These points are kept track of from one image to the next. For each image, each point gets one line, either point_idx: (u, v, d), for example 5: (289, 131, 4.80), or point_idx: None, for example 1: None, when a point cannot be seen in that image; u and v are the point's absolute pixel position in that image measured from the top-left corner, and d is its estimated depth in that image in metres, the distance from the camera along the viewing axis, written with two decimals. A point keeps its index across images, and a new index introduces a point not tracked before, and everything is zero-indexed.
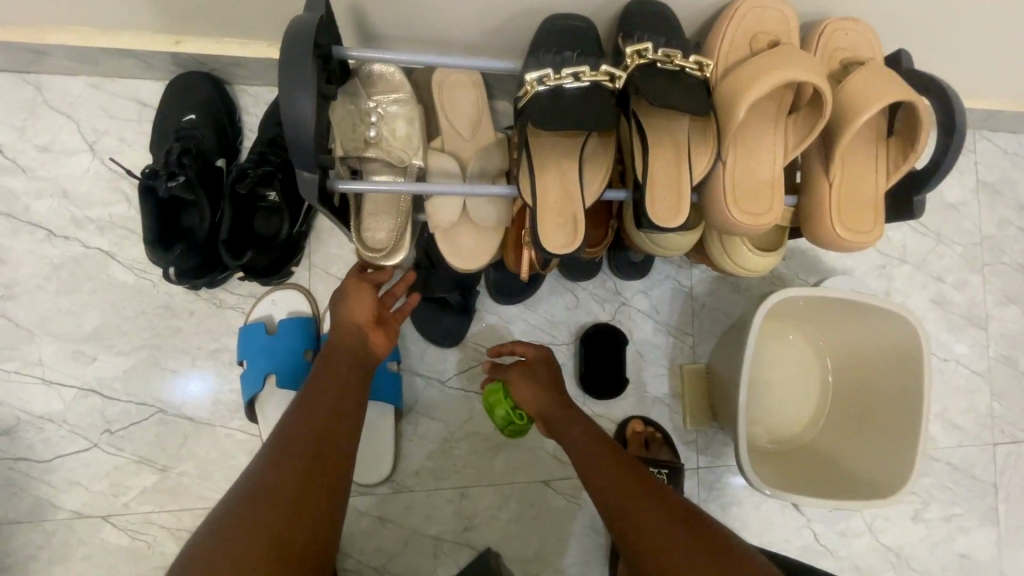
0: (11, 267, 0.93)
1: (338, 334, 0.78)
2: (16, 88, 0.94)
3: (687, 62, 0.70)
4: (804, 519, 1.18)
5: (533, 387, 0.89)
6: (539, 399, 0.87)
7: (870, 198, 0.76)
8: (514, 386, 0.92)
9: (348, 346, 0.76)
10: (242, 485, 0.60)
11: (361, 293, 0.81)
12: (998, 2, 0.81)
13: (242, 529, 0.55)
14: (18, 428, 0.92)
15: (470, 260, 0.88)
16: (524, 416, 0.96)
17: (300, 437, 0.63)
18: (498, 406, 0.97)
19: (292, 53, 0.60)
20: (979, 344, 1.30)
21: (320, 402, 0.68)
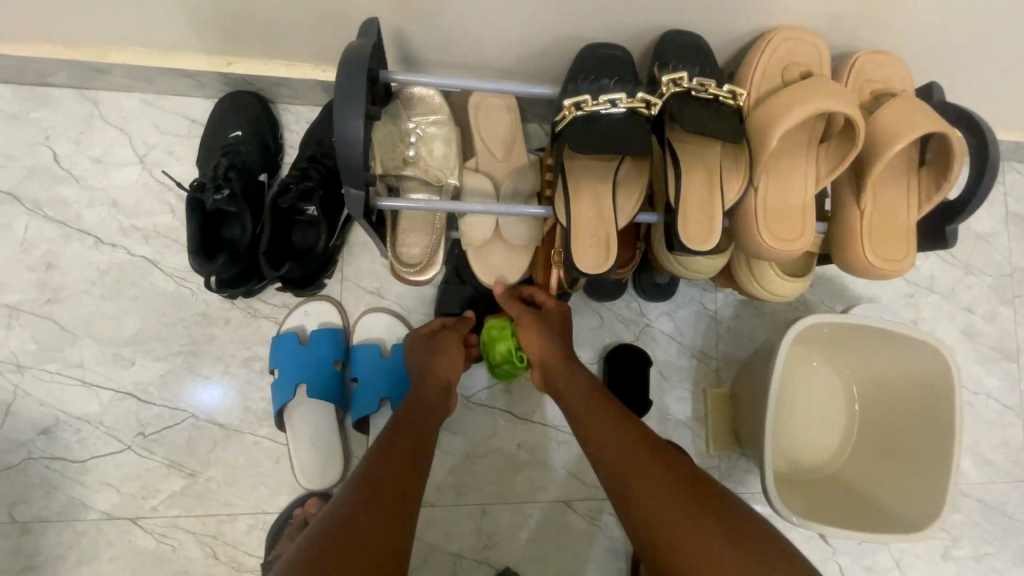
0: (60, 272, 0.97)
1: (431, 383, 0.84)
2: (75, 103, 0.99)
3: (721, 90, 0.72)
4: (828, 550, 1.16)
5: (545, 337, 0.87)
6: (550, 353, 0.85)
7: (901, 227, 0.77)
8: (523, 330, 0.88)
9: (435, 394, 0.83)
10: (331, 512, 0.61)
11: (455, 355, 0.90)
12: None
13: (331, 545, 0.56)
14: (56, 427, 0.94)
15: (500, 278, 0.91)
16: (524, 359, 0.92)
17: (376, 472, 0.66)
18: (500, 342, 0.91)
19: (348, 77, 0.63)
20: (1010, 378, 1.27)
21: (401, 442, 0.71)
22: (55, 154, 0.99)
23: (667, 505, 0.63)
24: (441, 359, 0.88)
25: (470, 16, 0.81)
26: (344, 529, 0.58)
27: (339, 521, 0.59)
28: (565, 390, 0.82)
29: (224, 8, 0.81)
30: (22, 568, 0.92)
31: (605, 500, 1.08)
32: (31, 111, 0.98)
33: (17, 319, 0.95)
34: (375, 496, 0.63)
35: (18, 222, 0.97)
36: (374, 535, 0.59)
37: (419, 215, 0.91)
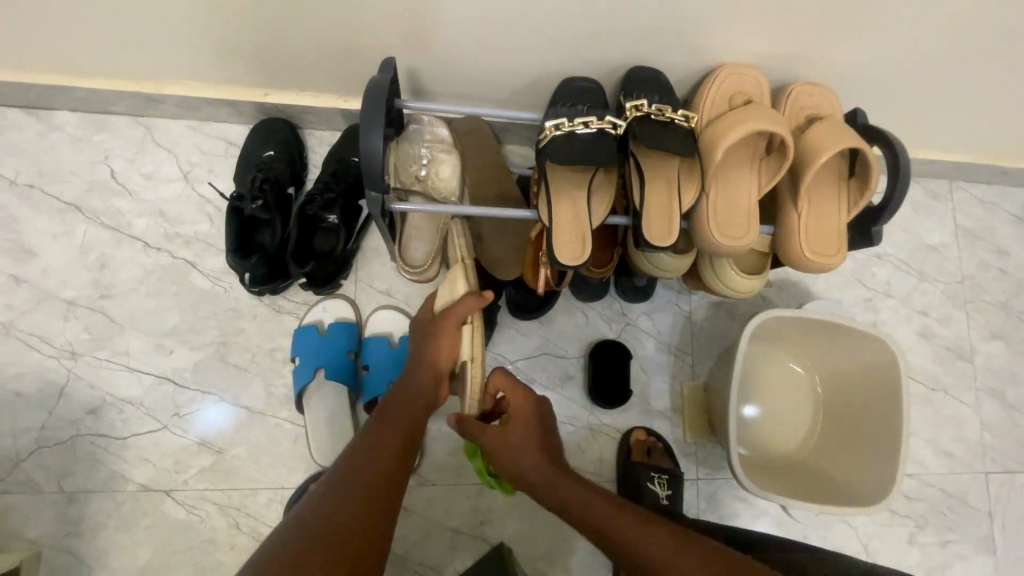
0: (113, 272, 1.11)
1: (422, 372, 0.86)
2: (131, 127, 1.16)
3: (676, 115, 0.88)
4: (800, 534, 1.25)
5: (517, 456, 0.84)
6: (533, 466, 0.83)
7: (833, 227, 0.91)
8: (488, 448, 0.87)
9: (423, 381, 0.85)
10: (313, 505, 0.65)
11: (449, 340, 0.88)
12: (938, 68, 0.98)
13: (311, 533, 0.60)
14: (103, 408, 1.07)
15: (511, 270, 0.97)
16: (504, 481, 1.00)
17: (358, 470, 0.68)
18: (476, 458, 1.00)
19: (370, 103, 0.78)
20: (966, 376, 1.38)
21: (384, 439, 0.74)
22: (112, 171, 1.14)
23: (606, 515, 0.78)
24: (437, 343, 0.88)
25: (469, 54, 0.97)
26: (332, 512, 0.63)
27: (330, 506, 0.64)
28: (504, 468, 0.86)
29: (265, 47, 0.98)
30: (67, 533, 1.03)
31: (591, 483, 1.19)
32: (94, 135, 1.15)
33: (73, 311, 1.09)
34: (365, 483, 0.67)
35: (78, 229, 1.12)
36: (360, 519, 0.63)
37: (424, 221, 1.05)
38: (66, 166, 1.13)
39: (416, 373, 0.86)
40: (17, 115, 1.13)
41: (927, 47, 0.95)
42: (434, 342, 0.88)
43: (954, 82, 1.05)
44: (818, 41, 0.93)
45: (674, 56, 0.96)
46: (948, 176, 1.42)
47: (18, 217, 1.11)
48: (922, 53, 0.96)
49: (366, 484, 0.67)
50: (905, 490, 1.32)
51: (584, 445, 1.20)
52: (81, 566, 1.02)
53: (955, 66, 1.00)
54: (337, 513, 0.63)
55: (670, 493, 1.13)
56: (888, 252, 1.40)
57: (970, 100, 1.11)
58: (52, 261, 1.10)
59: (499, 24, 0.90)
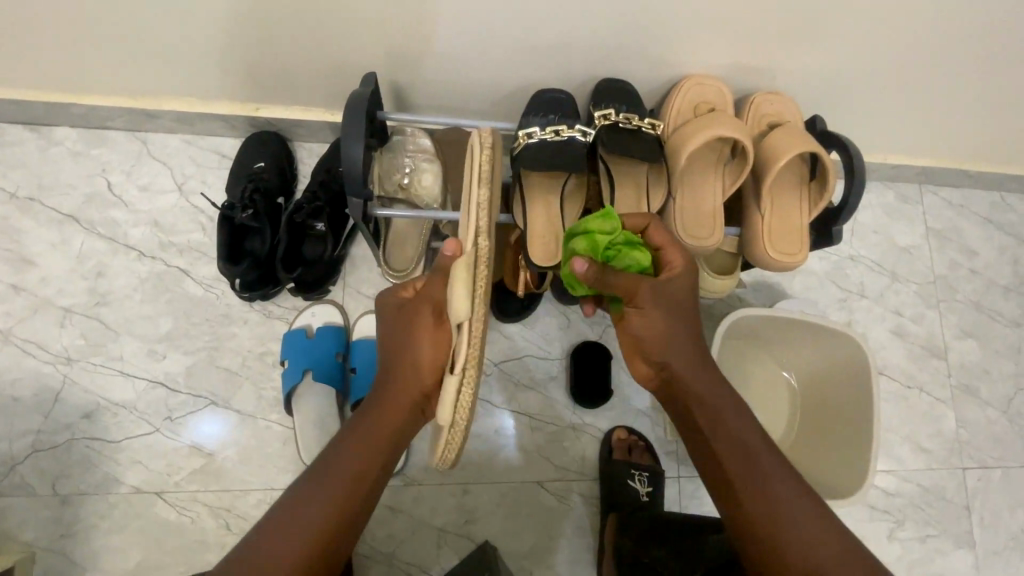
0: (109, 280, 1.15)
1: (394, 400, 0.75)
2: (127, 142, 1.21)
3: (643, 123, 0.93)
4: None
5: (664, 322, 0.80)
6: (666, 339, 0.80)
7: (796, 228, 0.96)
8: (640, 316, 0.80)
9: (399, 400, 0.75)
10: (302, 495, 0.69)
11: (421, 345, 0.74)
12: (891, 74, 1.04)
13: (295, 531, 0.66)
14: (97, 411, 1.10)
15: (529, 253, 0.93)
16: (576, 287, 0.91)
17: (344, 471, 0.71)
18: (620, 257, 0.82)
19: (352, 114, 0.83)
20: (940, 373, 1.42)
21: (370, 440, 0.73)
22: (108, 183, 1.19)
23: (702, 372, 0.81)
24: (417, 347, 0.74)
25: (449, 69, 1.03)
26: (274, 552, 0.64)
27: (273, 547, 0.64)
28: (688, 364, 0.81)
29: (255, 64, 1.03)
30: (60, 535, 1.05)
31: (574, 481, 1.21)
32: (92, 149, 1.20)
33: (70, 319, 1.13)
34: (316, 533, 0.66)
35: (75, 239, 1.16)
36: (302, 569, 0.64)
37: (408, 226, 1.10)
38: (65, 179, 1.18)
39: (382, 407, 0.75)
40: (19, 131, 1.18)
41: (881, 56, 1.00)
42: (416, 345, 0.75)
43: (910, 90, 1.10)
44: (777, 52, 0.98)
45: (641, 68, 1.01)
46: (917, 180, 1.47)
47: (18, 228, 1.15)
48: (878, 62, 1.02)
49: (314, 526, 0.66)
50: (883, 485, 1.34)
51: (567, 444, 1.23)
52: (74, 567, 1.05)
53: (909, 75, 1.05)
54: (282, 564, 0.63)
55: (650, 489, 1.17)
56: (861, 253, 1.45)
57: (929, 107, 1.17)
58: (50, 270, 1.14)
59: (475, 39, 0.96)
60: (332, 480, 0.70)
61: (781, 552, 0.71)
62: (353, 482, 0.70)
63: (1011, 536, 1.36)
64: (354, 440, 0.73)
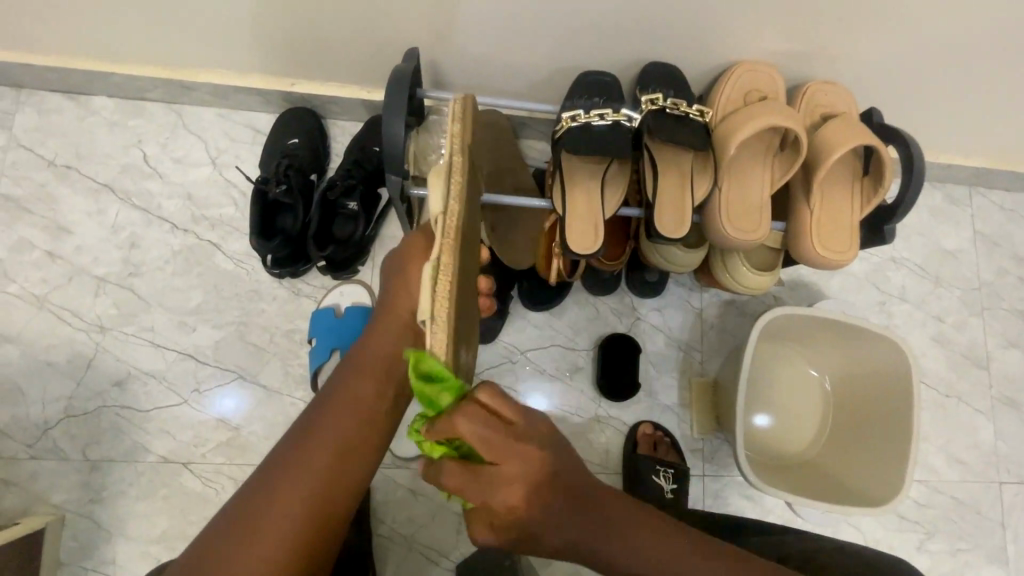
0: (142, 251, 1.16)
1: (388, 325, 0.74)
2: (163, 113, 1.21)
3: (691, 110, 0.90)
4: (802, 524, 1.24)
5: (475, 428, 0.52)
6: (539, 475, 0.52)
7: (846, 225, 0.92)
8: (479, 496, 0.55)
9: (399, 320, 0.74)
10: (309, 426, 0.68)
11: (414, 268, 0.75)
12: (952, 65, 0.99)
13: (307, 463, 0.65)
14: (128, 380, 1.12)
15: (574, 239, 0.90)
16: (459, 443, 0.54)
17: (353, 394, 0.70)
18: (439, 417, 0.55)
19: (394, 88, 0.81)
20: (981, 383, 1.37)
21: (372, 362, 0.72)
22: (144, 155, 1.19)
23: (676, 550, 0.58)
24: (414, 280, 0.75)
25: (489, 47, 1.00)
26: (279, 495, 0.62)
27: (290, 485, 0.61)
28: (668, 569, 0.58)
29: (295, 37, 1.02)
30: (89, 500, 1.07)
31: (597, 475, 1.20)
32: (129, 120, 1.20)
33: (104, 288, 1.14)
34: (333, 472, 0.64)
35: (111, 209, 1.17)
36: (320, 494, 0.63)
37: None
38: (101, 149, 1.18)
39: (384, 327, 0.74)
40: (59, 99, 1.19)
41: (948, 46, 0.94)
42: (408, 275, 0.75)
43: (974, 84, 1.04)
44: (834, 39, 0.93)
45: (689, 52, 0.98)
46: (968, 181, 1.41)
47: (55, 196, 1.16)
48: (942, 55, 0.96)
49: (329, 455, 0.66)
50: (915, 496, 1.30)
51: (592, 437, 1.21)
52: (101, 532, 1.07)
53: (976, 68, 1.00)
54: (288, 519, 0.60)
55: (674, 486, 1.15)
56: (904, 256, 1.39)
57: (992, 104, 1.11)
58: (86, 239, 1.15)
59: (519, 17, 0.93)
60: (339, 413, 0.68)
61: None
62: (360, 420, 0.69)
63: None
64: (357, 381, 0.71)
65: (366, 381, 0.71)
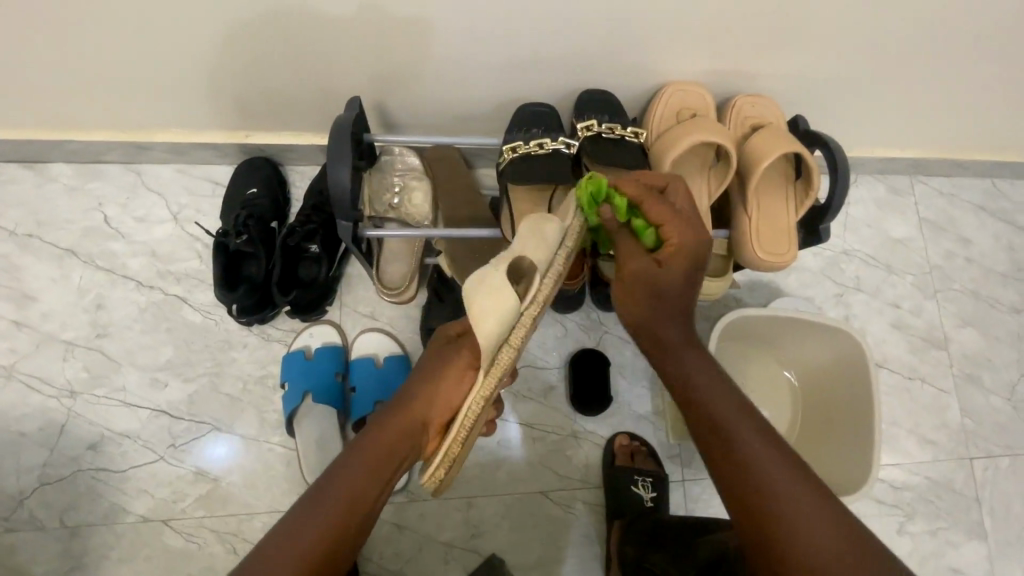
0: (109, 311, 1.17)
1: (404, 420, 0.76)
2: (122, 174, 1.23)
3: (625, 132, 0.94)
4: None
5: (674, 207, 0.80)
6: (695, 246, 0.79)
7: (783, 228, 0.97)
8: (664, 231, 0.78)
9: (416, 418, 0.77)
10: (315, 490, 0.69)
11: (451, 374, 0.81)
12: (867, 69, 1.05)
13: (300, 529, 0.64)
14: (102, 442, 1.11)
15: None
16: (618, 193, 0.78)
17: (361, 473, 0.71)
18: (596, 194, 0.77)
19: (336, 139, 0.84)
20: (941, 363, 1.42)
21: (380, 441, 0.74)
22: (106, 217, 1.21)
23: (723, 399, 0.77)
24: (441, 380, 0.80)
25: (435, 88, 1.05)
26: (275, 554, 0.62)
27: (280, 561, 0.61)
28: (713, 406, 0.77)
29: (245, 92, 1.05)
30: (70, 568, 1.06)
31: (579, 490, 1.22)
32: (88, 184, 1.22)
33: (72, 352, 1.15)
34: (324, 539, 0.64)
35: (75, 273, 1.18)
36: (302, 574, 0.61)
37: (401, 245, 1.10)
38: (63, 215, 1.20)
39: (402, 417, 0.77)
40: (16, 169, 1.20)
41: (859, 53, 1.01)
42: (440, 378, 0.81)
43: (893, 84, 1.11)
44: (752, 56, 1.00)
45: (621, 78, 1.03)
46: (907, 171, 1.47)
47: (19, 265, 1.17)
48: (854, 62, 1.03)
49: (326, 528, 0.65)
50: (890, 480, 1.34)
51: (571, 452, 1.23)
52: None
53: (890, 70, 1.06)
54: None
55: (655, 494, 1.17)
56: (856, 248, 1.45)
57: (915, 98, 1.17)
58: (52, 304, 1.16)
59: (457, 58, 0.97)
60: (340, 487, 0.69)
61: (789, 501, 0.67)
62: (352, 503, 0.68)
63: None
64: (365, 453, 0.72)
65: (372, 457, 0.72)
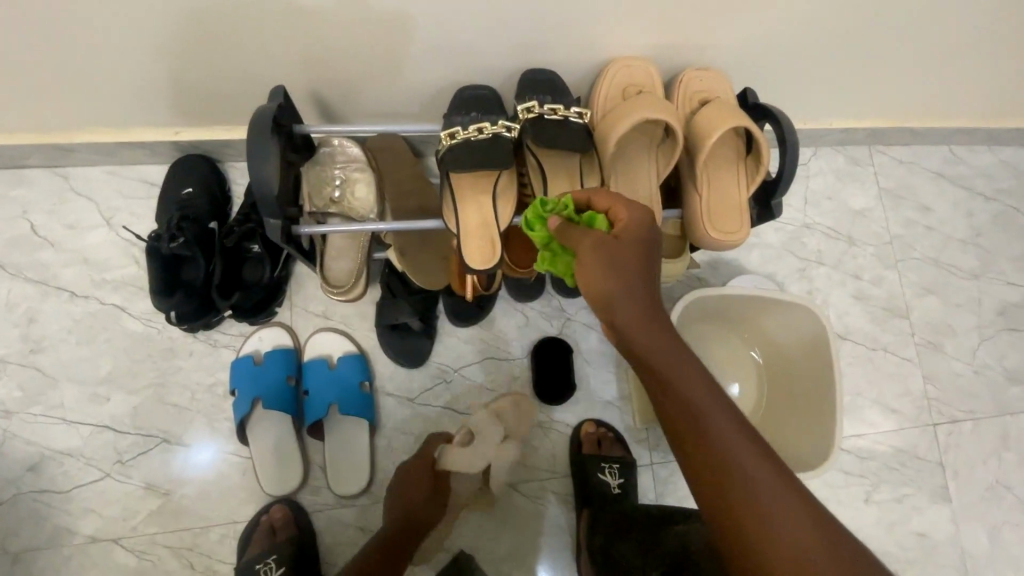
0: (42, 325, 1.11)
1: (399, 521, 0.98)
2: (48, 179, 1.16)
3: (569, 112, 0.90)
4: None
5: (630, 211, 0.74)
6: (636, 224, 0.72)
7: (736, 205, 0.95)
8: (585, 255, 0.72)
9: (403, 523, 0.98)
10: None
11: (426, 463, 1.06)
12: (817, 38, 1.03)
13: None
14: (42, 463, 1.06)
15: (472, 255, 0.91)
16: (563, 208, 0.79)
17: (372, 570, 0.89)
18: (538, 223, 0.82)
19: (257, 132, 0.80)
20: (904, 332, 1.42)
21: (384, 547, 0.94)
22: (32, 225, 1.14)
23: (690, 372, 0.68)
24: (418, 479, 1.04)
25: (371, 75, 1.00)
26: None
27: None
28: (680, 382, 0.67)
29: (168, 87, 0.99)
30: None
31: (546, 481, 1.20)
32: (10, 191, 1.14)
33: (5, 369, 1.09)
34: None
35: (2, 287, 1.11)
36: None
37: (346, 241, 1.05)
38: None
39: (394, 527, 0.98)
40: None
41: (807, 22, 0.98)
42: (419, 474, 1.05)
43: (844, 52, 1.08)
44: (699, 29, 0.96)
45: (565, 56, 0.99)
46: (865, 141, 1.46)
47: None
48: (803, 31, 1.00)
49: None
50: (857, 451, 1.35)
51: (536, 443, 1.21)
52: None
53: (840, 37, 1.04)
54: None
55: (622, 480, 1.15)
56: (817, 221, 1.44)
57: (867, 68, 1.15)
58: None
59: (389, 41, 0.92)
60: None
61: (758, 485, 0.61)
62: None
63: (986, 487, 1.38)
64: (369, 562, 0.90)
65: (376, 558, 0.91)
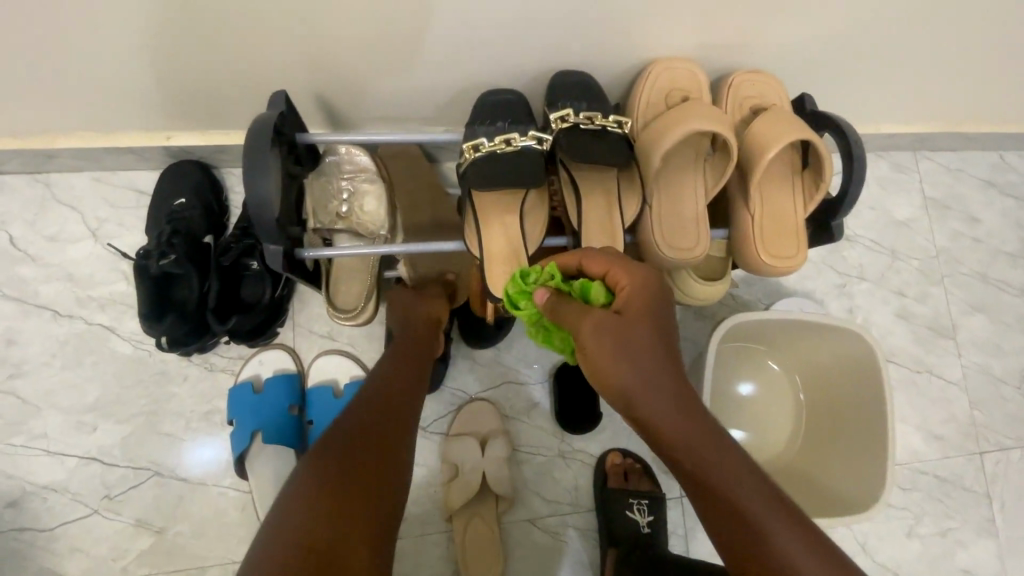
0: (22, 347, 1.02)
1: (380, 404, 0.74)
2: (28, 187, 1.06)
3: (608, 122, 0.80)
4: None
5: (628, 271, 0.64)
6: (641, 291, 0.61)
7: (792, 227, 0.85)
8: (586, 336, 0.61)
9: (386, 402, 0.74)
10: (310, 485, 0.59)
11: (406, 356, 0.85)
12: (879, 37, 0.92)
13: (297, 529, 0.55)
14: (24, 498, 0.98)
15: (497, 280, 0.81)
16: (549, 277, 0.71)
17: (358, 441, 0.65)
18: (522, 298, 0.74)
19: (255, 145, 0.70)
20: (950, 354, 1.33)
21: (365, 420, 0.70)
22: (11, 237, 1.04)
23: (734, 467, 0.56)
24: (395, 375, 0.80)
25: (382, 75, 0.89)
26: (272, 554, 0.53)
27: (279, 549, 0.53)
28: (722, 480, 0.56)
29: (154, 88, 0.88)
30: None
31: (569, 515, 1.11)
32: None
33: None
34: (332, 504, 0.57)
35: None
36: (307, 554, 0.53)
37: (355, 259, 0.97)
38: None
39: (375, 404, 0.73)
40: None
41: (872, 20, 0.87)
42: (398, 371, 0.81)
43: (906, 53, 0.97)
44: (751, 28, 0.86)
45: (599, 57, 0.89)
46: (912, 146, 1.36)
47: None
48: (866, 30, 0.89)
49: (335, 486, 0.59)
50: (898, 481, 1.26)
51: (558, 474, 1.12)
52: None
53: (905, 36, 0.93)
54: None
55: (652, 517, 1.07)
56: (858, 233, 1.34)
57: (930, 69, 1.04)
58: None
59: (403, 38, 0.81)
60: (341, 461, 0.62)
61: None
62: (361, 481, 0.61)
63: None
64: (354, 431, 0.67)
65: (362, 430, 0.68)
